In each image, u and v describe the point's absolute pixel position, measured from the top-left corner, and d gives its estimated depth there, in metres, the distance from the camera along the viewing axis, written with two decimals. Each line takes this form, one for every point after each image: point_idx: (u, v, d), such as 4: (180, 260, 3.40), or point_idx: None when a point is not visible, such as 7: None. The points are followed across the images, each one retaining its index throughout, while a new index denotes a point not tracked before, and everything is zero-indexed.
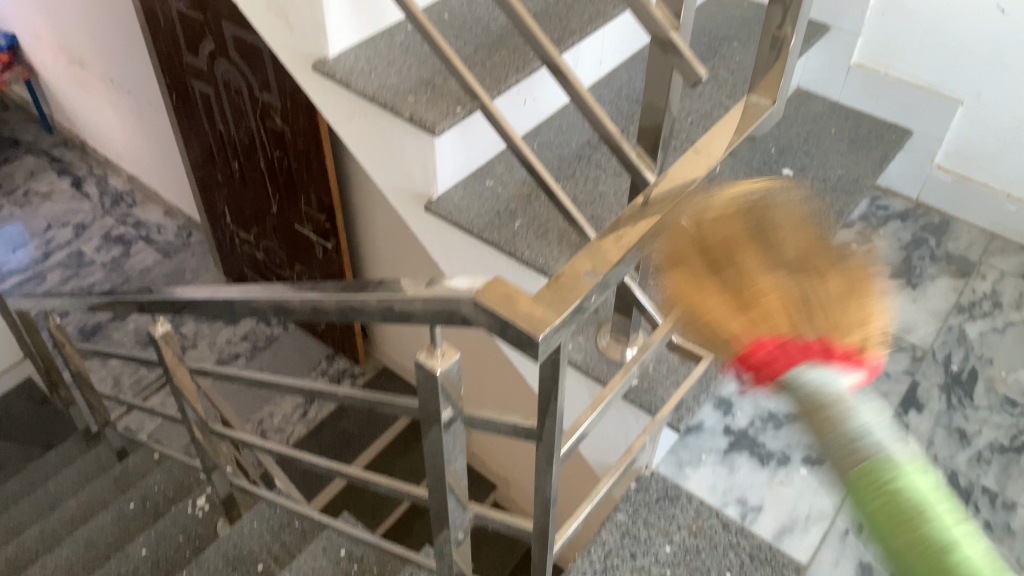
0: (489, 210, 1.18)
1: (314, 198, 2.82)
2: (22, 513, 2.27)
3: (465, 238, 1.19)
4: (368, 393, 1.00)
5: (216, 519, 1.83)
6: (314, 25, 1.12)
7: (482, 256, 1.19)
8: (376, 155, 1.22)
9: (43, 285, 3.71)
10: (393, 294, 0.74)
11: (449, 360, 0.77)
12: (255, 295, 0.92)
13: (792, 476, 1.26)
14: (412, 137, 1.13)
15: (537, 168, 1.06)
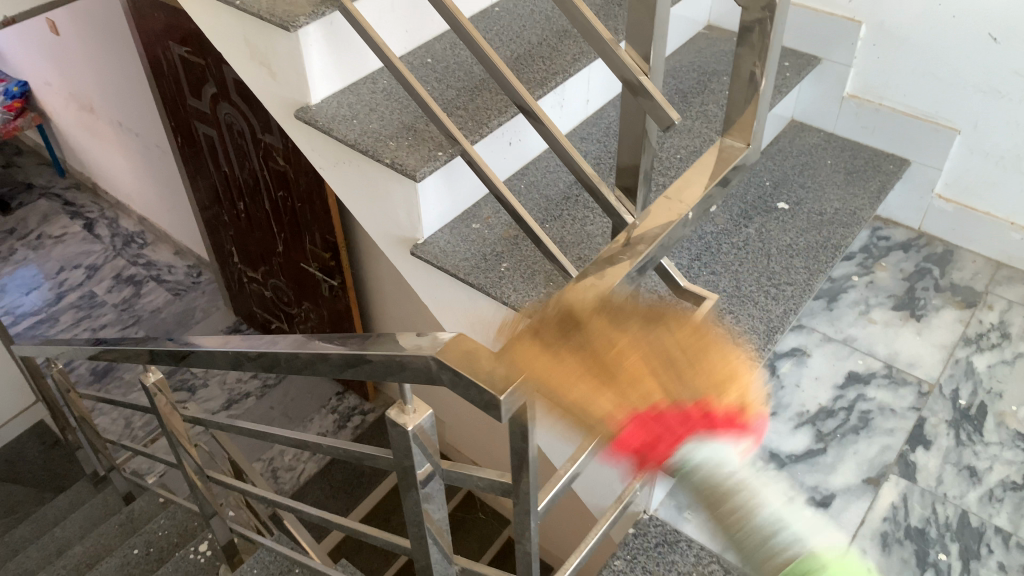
0: (475, 253, 1.18)
1: (318, 236, 2.83)
2: (28, 560, 2.24)
3: (454, 283, 1.19)
4: (353, 445, 0.98)
5: (217, 565, 1.79)
6: (298, 75, 1.12)
7: (472, 300, 1.19)
8: (362, 201, 1.21)
9: (55, 327, 3.74)
10: (357, 350, 0.70)
11: (421, 415, 0.75)
12: (238, 348, 0.93)
13: (796, 518, 1.20)
14: (396, 184, 1.12)
15: (520, 211, 1.04)
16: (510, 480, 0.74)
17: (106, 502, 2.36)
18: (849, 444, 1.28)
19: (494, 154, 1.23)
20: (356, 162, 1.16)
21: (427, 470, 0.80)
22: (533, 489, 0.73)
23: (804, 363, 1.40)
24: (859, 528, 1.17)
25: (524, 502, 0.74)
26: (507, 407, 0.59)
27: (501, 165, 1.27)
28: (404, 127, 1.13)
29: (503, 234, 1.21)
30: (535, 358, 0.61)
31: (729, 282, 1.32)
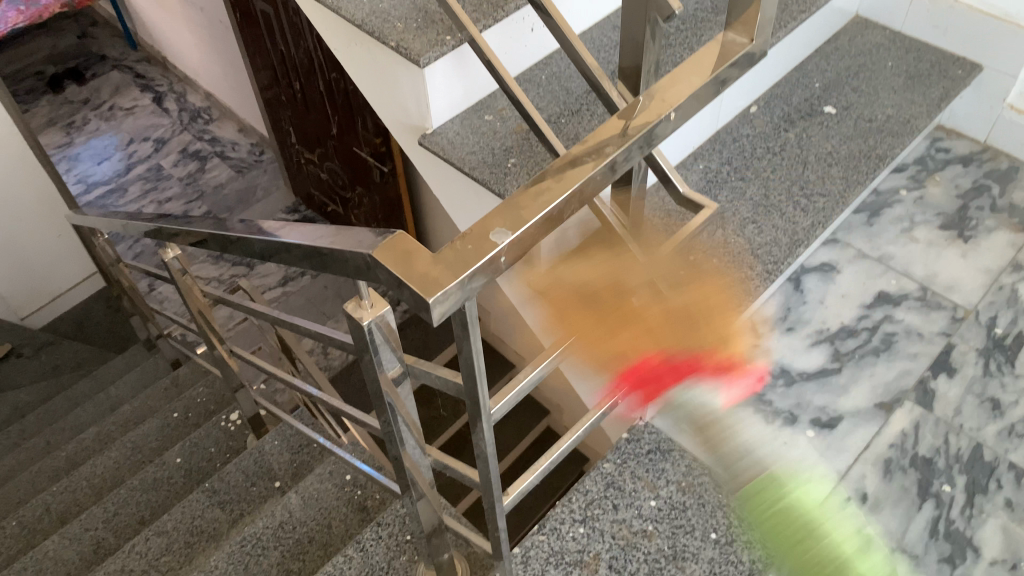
0: (485, 147, 1.17)
1: (371, 121, 2.85)
2: (85, 413, 2.38)
3: (459, 176, 1.18)
4: (335, 335, 0.98)
5: (247, 432, 1.85)
6: None
7: (479, 195, 1.18)
8: (379, 89, 1.21)
9: (123, 197, 3.87)
10: (325, 246, 0.73)
11: (378, 309, 0.74)
12: (228, 232, 0.95)
13: (798, 437, 1.15)
14: (404, 70, 1.11)
15: (522, 102, 1.01)
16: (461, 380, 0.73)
17: (156, 365, 2.46)
18: (866, 365, 1.21)
19: (509, 46, 1.18)
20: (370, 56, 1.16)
21: (391, 371, 0.81)
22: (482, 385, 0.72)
23: (831, 279, 1.32)
24: (861, 452, 1.12)
25: (475, 401, 0.74)
26: (436, 309, 0.57)
27: (519, 55, 1.22)
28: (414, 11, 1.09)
29: (515, 129, 1.19)
30: (472, 260, 0.59)
31: (758, 189, 1.27)
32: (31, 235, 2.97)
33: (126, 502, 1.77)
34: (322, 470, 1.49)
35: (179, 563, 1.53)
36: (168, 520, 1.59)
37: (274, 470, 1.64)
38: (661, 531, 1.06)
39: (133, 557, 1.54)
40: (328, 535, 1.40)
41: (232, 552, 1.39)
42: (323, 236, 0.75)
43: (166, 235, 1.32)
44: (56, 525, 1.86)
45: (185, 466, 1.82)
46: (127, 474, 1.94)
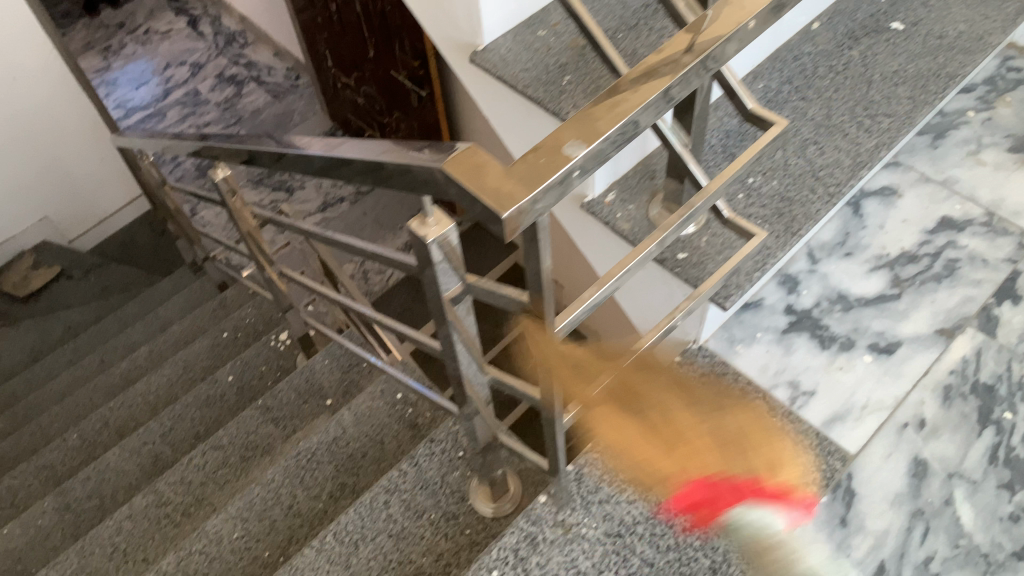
0: (539, 65, 1.13)
1: (408, 43, 2.86)
2: (136, 334, 2.44)
3: (510, 92, 1.15)
4: (389, 254, 0.97)
5: (298, 352, 1.91)
6: None
7: (530, 113, 1.14)
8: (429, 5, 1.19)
9: (162, 122, 3.88)
10: (387, 160, 0.71)
11: (442, 228, 0.73)
12: (284, 148, 0.93)
13: (855, 361, 1.14)
14: None
15: (580, 14, 0.98)
16: (527, 299, 0.72)
17: (202, 287, 2.50)
18: (927, 291, 1.19)
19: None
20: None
21: (452, 289, 0.80)
22: (549, 305, 0.71)
23: (892, 204, 1.29)
24: (920, 378, 1.11)
25: (540, 319, 0.73)
26: (508, 225, 0.56)
27: None
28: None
29: (569, 44, 1.15)
30: (547, 173, 0.57)
31: (820, 109, 1.23)
32: (76, 160, 3.00)
33: (181, 417, 1.83)
34: (373, 388, 1.52)
35: (235, 475, 1.59)
36: (223, 435, 1.64)
37: (325, 388, 1.67)
38: (713, 453, 1.08)
39: (192, 468, 1.60)
40: (381, 451, 1.44)
41: (288, 466, 1.44)
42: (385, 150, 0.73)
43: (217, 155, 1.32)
44: (115, 439, 1.93)
45: (237, 384, 1.88)
46: (181, 391, 1.99)
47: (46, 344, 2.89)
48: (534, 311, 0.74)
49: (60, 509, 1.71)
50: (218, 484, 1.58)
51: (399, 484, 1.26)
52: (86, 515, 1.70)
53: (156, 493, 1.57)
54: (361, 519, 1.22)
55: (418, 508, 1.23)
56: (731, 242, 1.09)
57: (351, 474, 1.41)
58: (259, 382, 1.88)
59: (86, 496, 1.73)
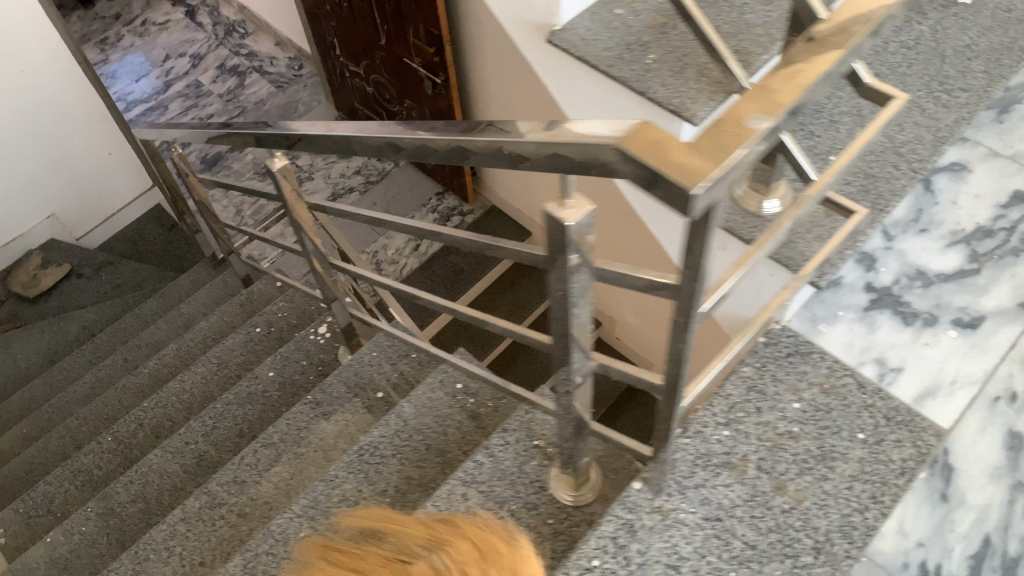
0: (618, 43, 1.12)
1: (422, 29, 2.85)
2: (160, 331, 2.38)
3: (588, 75, 1.16)
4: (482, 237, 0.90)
5: (337, 345, 1.86)
6: None
7: (608, 92, 1.14)
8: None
9: (165, 114, 3.82)
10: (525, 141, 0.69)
11: (581, 210, 0.71)
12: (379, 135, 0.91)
13: (939, 337, 1.13)
14: None
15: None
16: (675, 280, 0.71)
17: (226, 281, 2.45)
18: (1007, 266, 1.18)
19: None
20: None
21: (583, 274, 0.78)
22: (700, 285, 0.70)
23: (962, 178, 1.28)
24: (1007, 352, 1.10)
25: (688, 300, 0.72)
26: (699, 200, 0.54)
27: None
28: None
29: (648, 21, 1.15)
30: (731, 149, 0.55)
31: (895, 85, 1.23)
32: (85, 152, 2.94)
33: (223, 416, 1.77)
34: (432, 379, 1.50)
35: (291, 474, 1.54)
36: (274, 432, 1.60)
37: (377, 381, 1.66)
38: (807, 432, 1.06)
39: (245, 467, 1.55)
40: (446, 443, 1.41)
41: (351, 461, 1.41)
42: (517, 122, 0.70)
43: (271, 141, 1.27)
44: (151, 440, 1.87)
45: (279, 379, 1.83)
46: (217, 389, 1.94)
47: (63, 346, 2.82)
48: (679, 291, 0.72)
49: (103, 514, 1.63)
50: (274, 483, 1.53)
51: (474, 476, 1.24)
52: (131, 520, 1.63)
53: (209, 494, 1.52)
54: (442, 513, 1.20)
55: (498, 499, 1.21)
56: (821, 220, 1.09)
57: (417, 467, 1.38)
58: (302, 378, 1.82)
59: (129, 501, 1.65)
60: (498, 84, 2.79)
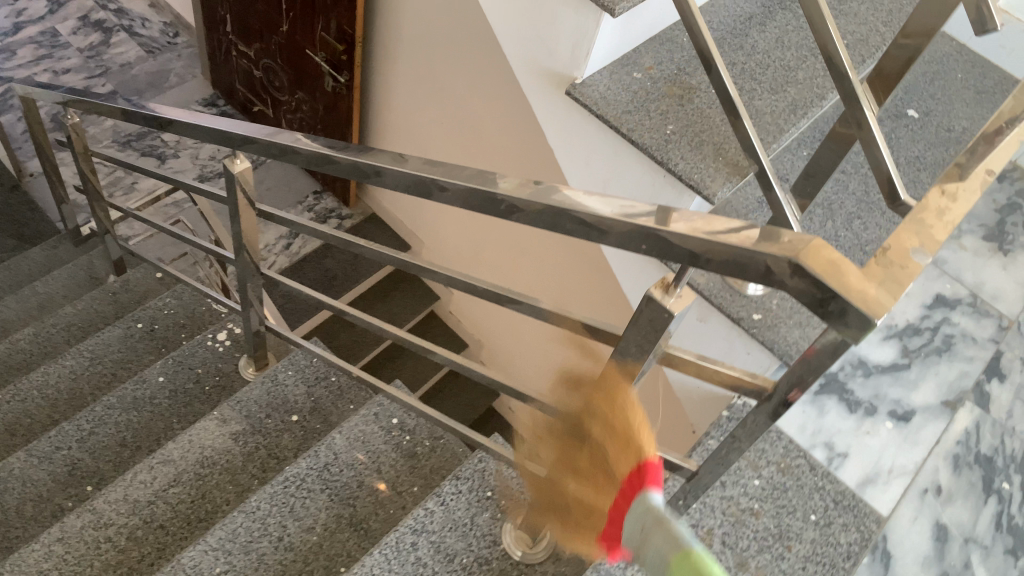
0: (631, 101, 1.19)
1: (334, 24, 2.71)
2: (7, 310, 2.12)
3: (600, 128, 1.24)
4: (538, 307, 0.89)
5: (239, 356, 1.74)
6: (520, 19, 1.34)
7: (616, 152, 1.25)
8: (512, 30, 1.39)
9: (10, 60, 3.45)
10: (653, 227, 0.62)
11: (684, 304, 0.67)
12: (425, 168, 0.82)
13: (879, 427, 1.23)
14: (571, 10, 1.18)
15: (714, 64, 1.06)
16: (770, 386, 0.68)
17: (92, 263, 2.22)
18: (932, 364, 1.31)
19: (638, 19, 1.25)
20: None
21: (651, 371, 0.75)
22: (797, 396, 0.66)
23: None
24: (934, 446, 1.22)
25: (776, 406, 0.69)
26: (874, 329, 0.52)
27: (637, 32, 1.27)
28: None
29: (666, 90, 1.22)
30: (904, 281, 0.54)
31: (858, 184, 1.36)
32: None
33: (103, 420, 1.61)
34: (366, 411, 1.44)
35: (192, 498, 1.41)
36: (174, 448, 1.47)
37: (293, 403, 1.56)
38: (766, 510, 1.10)
39: (139, 487, 1.40)
40: (379, 480, 1.34)
41: (275, 492, 1.28)
42: (631, 205, 0.66)
43: (244, 145, 1.15)
44: (6, 437, 1.68)
45: (169, 386, 1.68)
46: (89, 388, 1.75)
47: None
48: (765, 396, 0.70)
49: None
50: (171, 505, 1.39)
51: (424, 524, 1.15)
52: None
53: (95, 513, 1.36)
54: (388, 564, 1.10)
55: (449, 551, 1.13)
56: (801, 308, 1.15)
57: (347, 505, 1.30)
58: (195, 388, 1.69)
59: None
60: (405, 98, 2.72)
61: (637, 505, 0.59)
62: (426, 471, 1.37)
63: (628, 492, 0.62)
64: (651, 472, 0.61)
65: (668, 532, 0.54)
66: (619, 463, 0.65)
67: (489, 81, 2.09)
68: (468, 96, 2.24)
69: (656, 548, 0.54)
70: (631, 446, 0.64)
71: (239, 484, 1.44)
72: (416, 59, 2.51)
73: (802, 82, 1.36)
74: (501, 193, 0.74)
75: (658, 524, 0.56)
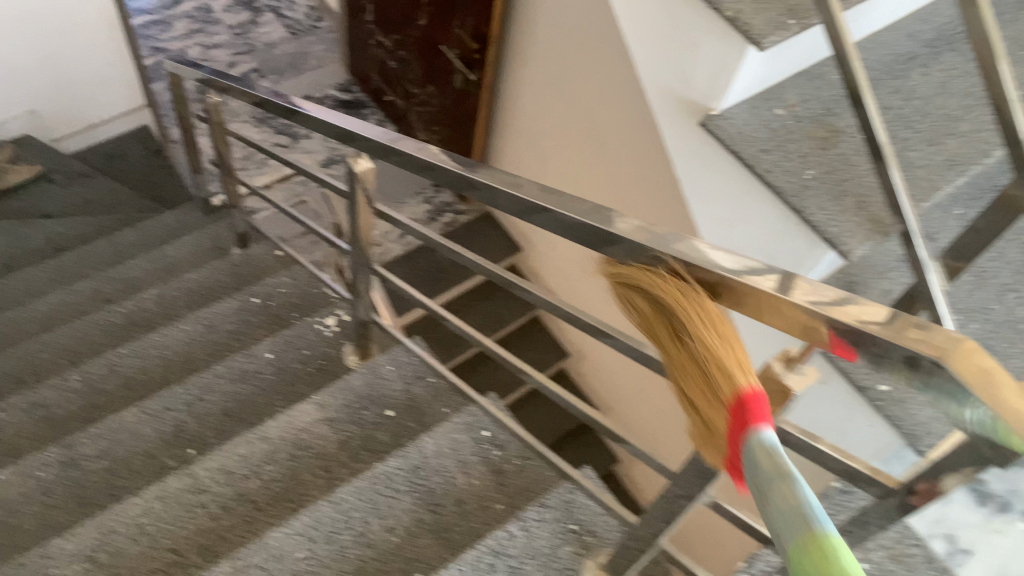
0: (770, 140, 1.14)
1: (470, 22, 2.74)
2: (137, 268, 2.26)
3: (736, 164, 1.21)
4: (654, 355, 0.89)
5: (343, 343, 1.78)
6: (657, 51, 1.33)
7: (745, 194, 1.22)
8: (649, 46, 1.37)
9: (167, 31, 3.86)
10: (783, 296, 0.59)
11: (805, 382, 0.70)
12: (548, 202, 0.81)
13: (1011, 527, 1.14)
14: (714, 41, 1.15)
15: (867, 103, 0.98)
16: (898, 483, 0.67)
17: (219, 234, 2.34)
18: None
19: (788, 52, 1.17)
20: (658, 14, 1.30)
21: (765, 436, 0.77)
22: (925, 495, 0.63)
23: None
24: None
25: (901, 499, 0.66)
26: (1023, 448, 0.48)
27: (781, 65, 1.19)
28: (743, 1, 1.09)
29: (810, 132, 1.14)
30: None
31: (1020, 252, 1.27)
32: (77, 56, 2.82)
33: (211, 388, 1.68)
34: (459, 420, 1.46)
35: (283, 479, 1.44)
36: (273, 426, 1.52)
37: (389, 398, 1.59)
38: None
39: (235, 461, 1.46)
40: (462, 493, 1.33)
41: (363, 488, 1.32)
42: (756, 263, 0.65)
43: (375, 149, 1.18)
44: (122, 391, 1.74)
45: (275, 364, 1.74)
46: (202, 352, 1.83)
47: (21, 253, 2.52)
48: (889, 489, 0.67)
49: (63, 465, 1.52)
50: (264, 483, 1.43)
51: (505, 547, 1.15)
52: (92, 478, 1.50)
53: (192, 477, 1.43)
54: None
55: None
56: None
57: (431, 511, 1.30)
58: (299, 368, 1.74)
59: (95, 456, 1.54)
60: (533, 102, 2.73)
61: (748, 450, 0.59)
62: (512, 491, 1.35)
63: (734, 427, 0.61)
64: (756, 407, 0.61)
65: (790, 495, 0.54)
66: (717, 389, 0.64)
67: (617, 106, 2.06)
68: (594, 110, 2.22)
69: (778, 508, 0.55)
70: (733, 374, 0.62)
71: (329, 471, 1.46)
72: (547, 65, 2.52)
73: (966, 134, 1.26)
74: (620, 233, 0.72)
75: (784, 483, 0.55)
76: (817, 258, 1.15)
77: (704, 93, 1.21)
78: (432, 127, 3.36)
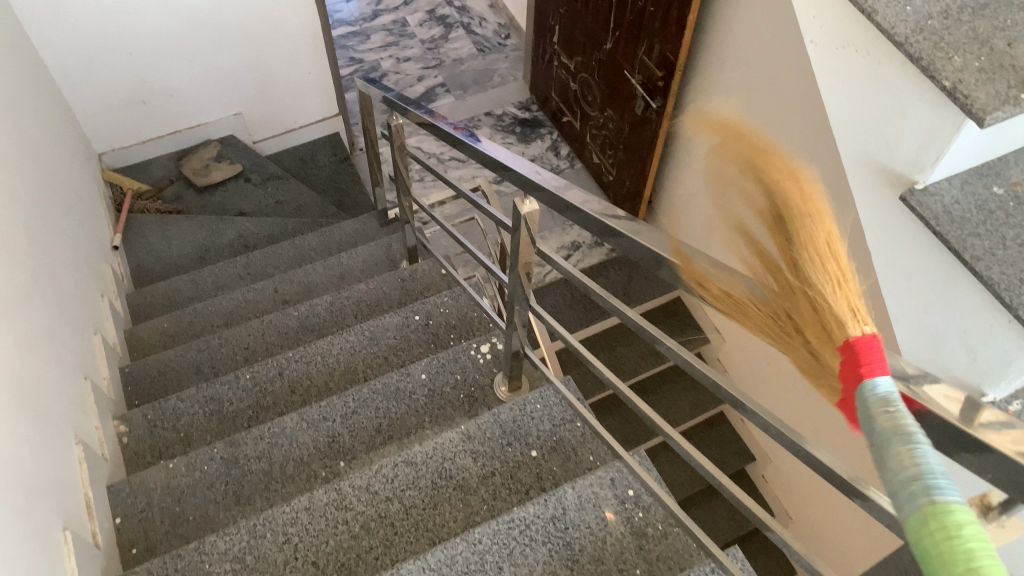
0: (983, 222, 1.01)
1: (657, 50, 2.69)
2: (314, 273, 2.39)
3: (931, 245, 1.08)
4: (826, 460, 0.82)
5: (496, 372, 1.79)
6: (863, 119, 1.25)
7: (947, 280, 1.08)
8: (851, 121, 1.30)
9: (365, 42, 4.06)
10: None
11: None
12: None
13: None
14: (927, 108, 1.06)
15: None
16: None
17: (391, 246, 2.44)
18: None
19: (1009, 132, 1.03)
20: (864, 83, 1.23)
21: None
22: None
23: None
24: None
25: None
26: None
27: (996, 144, 1.05)
28: (966, 67, 0.98)
29: None
30: None
31: None
32: (282, 67, 3.01)
33: (366, 403, 1.73)
34: (602, 473, 1.40)
35: (423, 505, 1.46)
36: (419, 451, 1.53)
37: (532, 437, 1.57)
38: None
39: (381, 480, 1.49)
40: (600, 550, 1.29)
41: (499, 530, 1.29)
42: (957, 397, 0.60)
43: (544, 196, 1.17)
44: (287, 394, 1.86)
45: (429, 386, 1.77)
46: (363, 365, 1.92)
47: (215, 246, 2.72)
48: None
49: (227, 461, 1.61)
50: (405, 508, 1.46)
51: None
52: (251, 478, 1.60)
53: (339, 493, 1.47)
54: None
55: None
56: None
57: (566, 567, 1.26)
58: (451, 394, 1.76)
59: (255, 457, 1.63)
60: (713, 140, 2.66)
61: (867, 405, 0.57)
62: (653, 557, 1.30)
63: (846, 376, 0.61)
64: (871, 353, 0.60)
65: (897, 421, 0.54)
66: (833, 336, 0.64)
67: (805, 166, 1.97)
68: (780, 163, 2.14)
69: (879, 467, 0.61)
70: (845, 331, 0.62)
71: (468, 504, 1.47)
72: (734, 109, 2.46)
73: None
74: None
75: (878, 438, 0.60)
76: (1012, 377, 1.05)
77: (908, 164, 1.11)
78: (607, 152, 3.33)
